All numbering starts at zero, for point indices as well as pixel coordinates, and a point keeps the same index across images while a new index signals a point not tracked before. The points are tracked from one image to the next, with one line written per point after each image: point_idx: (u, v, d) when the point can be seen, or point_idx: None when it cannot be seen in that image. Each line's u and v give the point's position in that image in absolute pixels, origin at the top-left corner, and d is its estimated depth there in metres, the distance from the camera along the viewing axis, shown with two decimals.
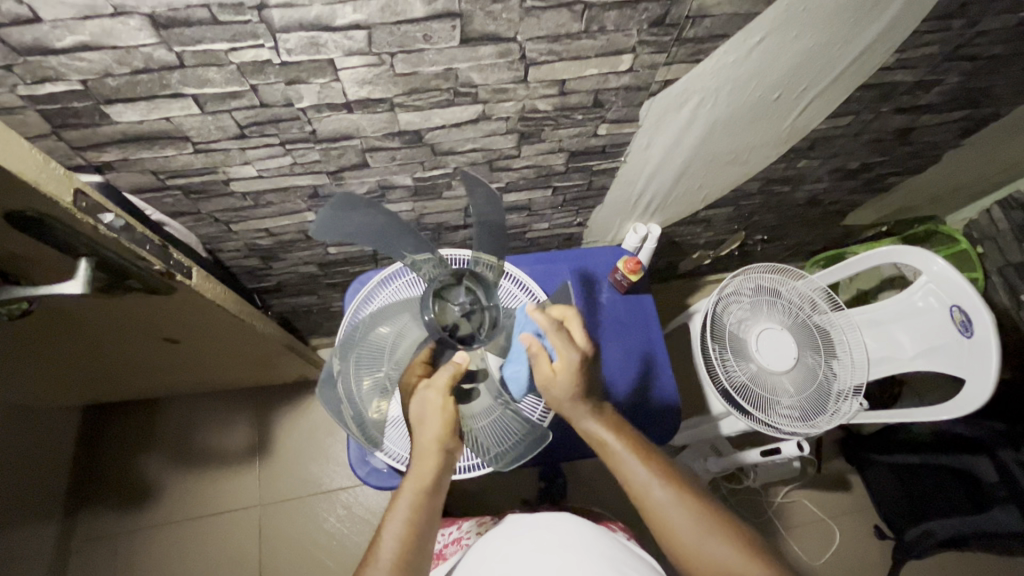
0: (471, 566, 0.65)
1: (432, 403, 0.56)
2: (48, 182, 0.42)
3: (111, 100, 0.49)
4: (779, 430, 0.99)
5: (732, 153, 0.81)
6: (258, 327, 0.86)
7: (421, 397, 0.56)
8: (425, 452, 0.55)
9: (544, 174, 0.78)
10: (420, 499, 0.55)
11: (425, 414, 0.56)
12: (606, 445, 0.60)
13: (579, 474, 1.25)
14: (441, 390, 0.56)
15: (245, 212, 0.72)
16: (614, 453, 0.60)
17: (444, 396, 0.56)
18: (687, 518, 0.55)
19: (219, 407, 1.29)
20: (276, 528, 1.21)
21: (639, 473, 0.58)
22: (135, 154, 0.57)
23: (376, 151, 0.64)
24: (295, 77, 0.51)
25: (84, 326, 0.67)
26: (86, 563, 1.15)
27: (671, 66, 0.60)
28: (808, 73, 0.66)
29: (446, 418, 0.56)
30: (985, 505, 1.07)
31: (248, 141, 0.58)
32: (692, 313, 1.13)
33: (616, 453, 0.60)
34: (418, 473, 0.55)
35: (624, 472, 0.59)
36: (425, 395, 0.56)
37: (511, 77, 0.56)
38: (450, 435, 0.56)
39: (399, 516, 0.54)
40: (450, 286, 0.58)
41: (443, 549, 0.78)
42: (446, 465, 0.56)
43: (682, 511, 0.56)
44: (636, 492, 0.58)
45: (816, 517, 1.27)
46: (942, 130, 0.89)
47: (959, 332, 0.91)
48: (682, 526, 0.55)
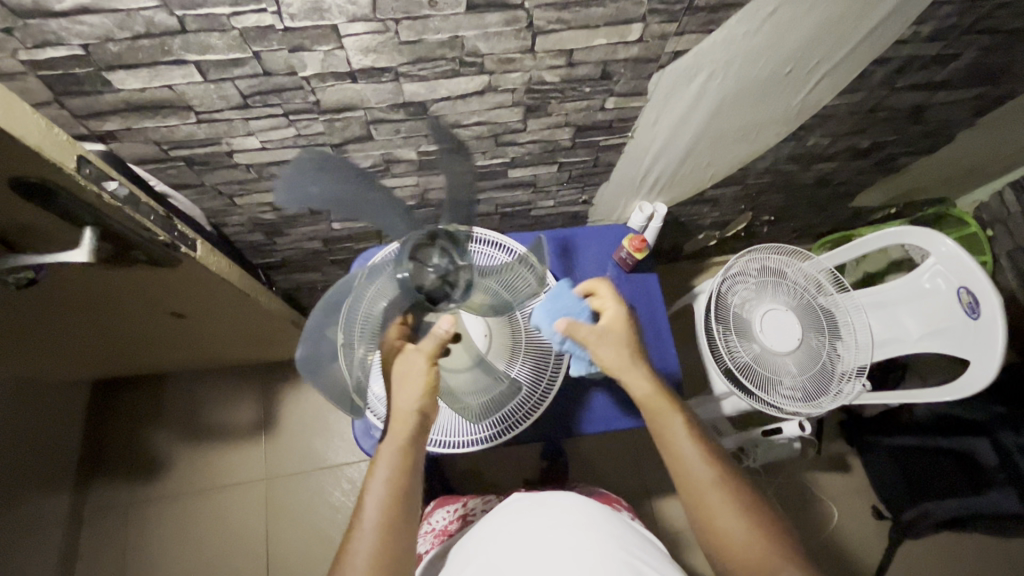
0: (473, 544, 0.66)
1: (417, 365, 0.57)
2: (51, 148, 0.42)
3: (113, 66, 0.49)
4: (781, 410, 0.99)
5: (741, 129, 0.80)
6: (263, 303, 0.86)
7: (403, 359, 0.57)
8: (405, 412, 0.57)
9: (549, 149, 0.77)
10: (400, 456, 0.56)
11: (407, 374, 0.57)
12: (659, 419, 0.62)
13: (581, 453, 1.26)
14: (431, 356, 0.57)
15: (249, 185, 0.71)
16: (667, 427, 0.61)
17: (429, 359, 0.57)
18: (728, 503, 0.56)
19: (225, 382, 1.30)
20: (282, 501, 1.23)
21: (689, 451, 0.59)
22: (138, 124, 0.57)
23: (380, 123, 0.63)
24: (298, 44, 0.50)
25: (90, 298, 0.68)
26: (98, 532, 1.18)
27: (681, 37, 0.59)
28: (822, 45, 0.65)
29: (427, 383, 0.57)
30: (985, 487, 1.09)
31: (251, 111, 0.58)
32: (696, 294, 1.12)
33: (668, 424, 0.61)
34: (397, 432, 0.57)
35: (671, 449, 0.60)
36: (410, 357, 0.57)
37: (518, 46, 0.55)
38: (428, 394, 0.58)
39: (381, 474, 0.56)
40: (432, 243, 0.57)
41: (447, 526, 0.80)
42: (424, 424, 0.58)
43: (724, 497, 0.56)
44: (682, 470, 0.59)
45: (814, 497, 1.29)
46: (956, 108, 0.87)
47: (966, 313, 0.91)
48: (722, 514, 0.55)
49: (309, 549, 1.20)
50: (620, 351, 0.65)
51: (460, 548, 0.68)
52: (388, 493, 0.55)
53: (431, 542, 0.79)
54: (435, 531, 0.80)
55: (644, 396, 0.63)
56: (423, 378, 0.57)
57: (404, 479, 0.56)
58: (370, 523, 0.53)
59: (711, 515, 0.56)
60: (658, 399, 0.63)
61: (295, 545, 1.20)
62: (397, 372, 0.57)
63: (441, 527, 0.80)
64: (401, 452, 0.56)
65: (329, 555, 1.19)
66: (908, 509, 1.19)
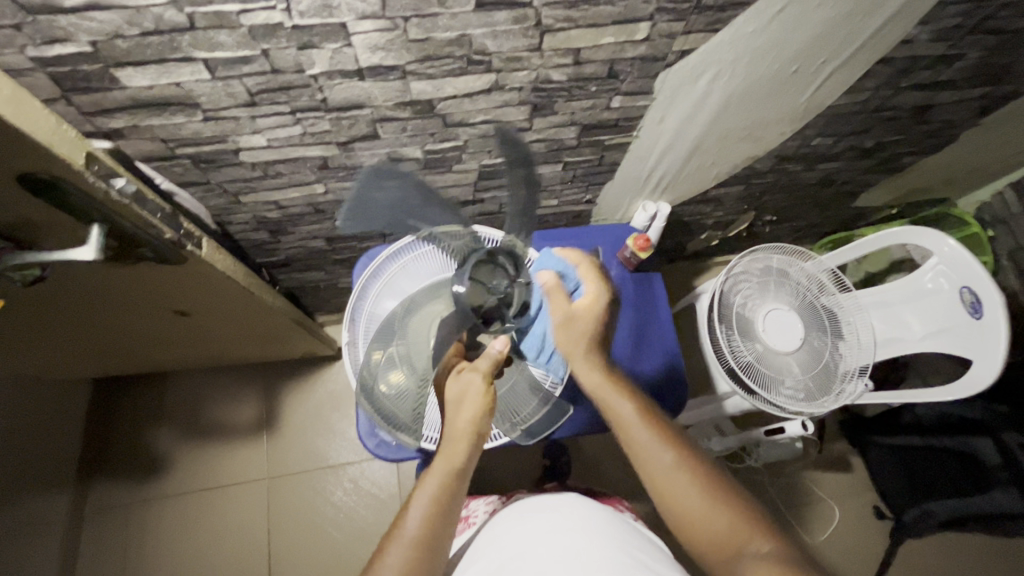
0: (478, 548, 0.66)
1: (475, 386, 0.57)
2: (60, 144, 0.42)
3: (121, 63, 0.49)
4: (783, 410, 0.99)
5: (747, 128, 0.80)
6: (267, 301, 0.86)
7: (464, 378, 0.57)
8: (461, 431, 0.56)
9: (554, 148, 0.77)
10: (447, 476, 0.55)
11: (465, 395, 0.57)
12: (613, 413, 0.62)
13: (583, 452, 1.26)
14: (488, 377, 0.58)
15: (254, 183, 0.71)
16: (620, 418, 0.61)
17: (486, 379, 0.57)
18: (690, 486, 0.56)
19: (226, 381, 1.30)
20: (283, 501, 1.23)
21: (643, 440, 0.59)
22: (145, 121, 0.57)
23: (387, 121, 0.63)
24: (307, 42, 0.50)
25: (94, 295, 0.67)
26: (99, 531, 1.17)
27: (688, 36, 0.59)
28: (828, 45, 0.65)
29: (481, 404, 0.57)
30: (987, 486, 1.08)
31: (258, 108, 0.57)
32: (699, 294, 1.13)
33: (621, 416, 0.61)
34: (448, 451, 0.56)
35: (628, 439, 0.60)
36: (471, 377, 0.57)
37: (526, 45, 0.55)
38: (485, 420, 0.57)
39: (427, 489, 0.55)
40: (484, 265, 0.57)
41: None
42: (477, 447, 0.57)
43: (685, 479, 0.56)
44: (641, 461, 0.58)
45: (815, 497, 1.29)
46: (960, 108, 0.87)
47: (969, 313, 0.91)
48: (684, 497, 0.55)
49: (310, 549, 1.20)
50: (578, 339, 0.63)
51: (467, 551, 0.68)
52: (430, 508, 0.54)
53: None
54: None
55: (597, 386, 0.63)
56: (481, 400, 0.57)
57: (447, 499, 0.55)
58: (407, 537, 0.52)
59: (673, 501, 0.56)
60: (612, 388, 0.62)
61: (295, 545, 1.20)
62: (452, 389, 0.58)
63: None
64: (448, 470, 0.55)
65: (330, 554, 1.19)
66: (910, 509, 1.17)
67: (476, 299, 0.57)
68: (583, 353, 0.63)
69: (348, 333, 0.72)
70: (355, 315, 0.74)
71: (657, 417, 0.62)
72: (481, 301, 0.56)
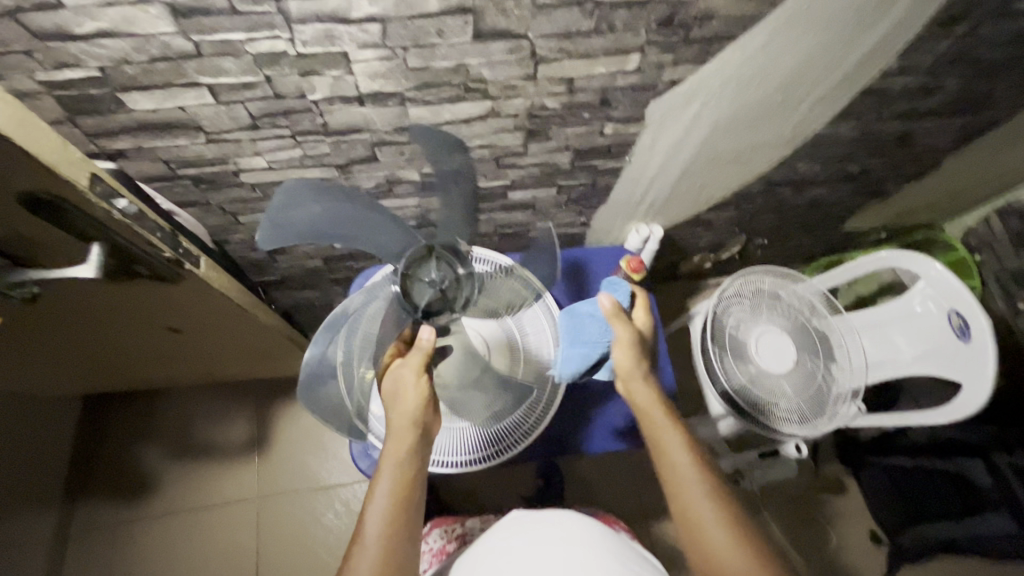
0: (468, 564, 0.65)
1: (407, 380, 0.58)
2: (67, 165, 0.43)
3: (128, 87, 0.50)
4: (778, 432, 1.00)
5: (736, 154, 0.82)
6: (263, 320, 0.86)
7: (397, 374, 0.59)
8: (399, 424, 0.57)
9: (549, 172, 0.78)
10: (399, 471, 0.56)
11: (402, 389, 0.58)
12: (656, 429, 0.63)
13: (578, 475, 1.25)
14: (418, 369, 0.59)
15: (253, 204, 0.72)
16: (662, 435, 0.62)
17: (419, 373, 0.58)
18: (717, 519, 0.56)
19: (218, 401, 1.29)
20: (273, 523, 1.21)
21: (684, 466, 0.60)
22: (148, 142, 0.58)
23: (385, 145, 0.65)
24: (309, 69, 0.52)
25: (90, 313, 0.68)
26: (82, 555, 1.15)
27: (678, 66, 0.61)
28: (811, 76, 0.67)
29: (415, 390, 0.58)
30: (979, 509, 1.12)
31: (260, 131, 0.59)
32: (693, 315, 1.13)
33: (665, 438, 0.62)
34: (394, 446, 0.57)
35: (665, 459, 0.61)
36: (401, 371, 0.59)
37: (521, 73, 0.57)
38: (424, 411, 0.58)
39: (382, 487, 0.55)
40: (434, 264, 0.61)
41: (443, 546, 0.79)
42: (421, 437, 0.58)
43: (718, 515, 0.56)
44: (676, 487, 0.59)
45: (813, 521, 1.28)
46: (941, 136, 0.90)
47: (957, 336, 0.92)
48: (715, 531, 0.55)
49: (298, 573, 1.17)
50: (630, 365, 0.66)
51: (460, 560, 0.68)
52: (391, 508, 0.54)
53: (428, 563, 0.78)
54: (432, 551, 0.79)
55: (647, 406, 0.64)
56: (416, 390, 0.58)
57: (405, 496, 0.55)
58: (370, 539, 0.53)
59: (703, 533, 0.56)
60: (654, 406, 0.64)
61: (284, 569, 1.17)
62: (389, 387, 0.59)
63: (437, 547, 0.79)
64: (398, 466, 0.56)
65: None
66: (906, 532, 1.18)
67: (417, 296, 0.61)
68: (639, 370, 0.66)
69: None
70: None
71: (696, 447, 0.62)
72: (425, 297, 0.60)
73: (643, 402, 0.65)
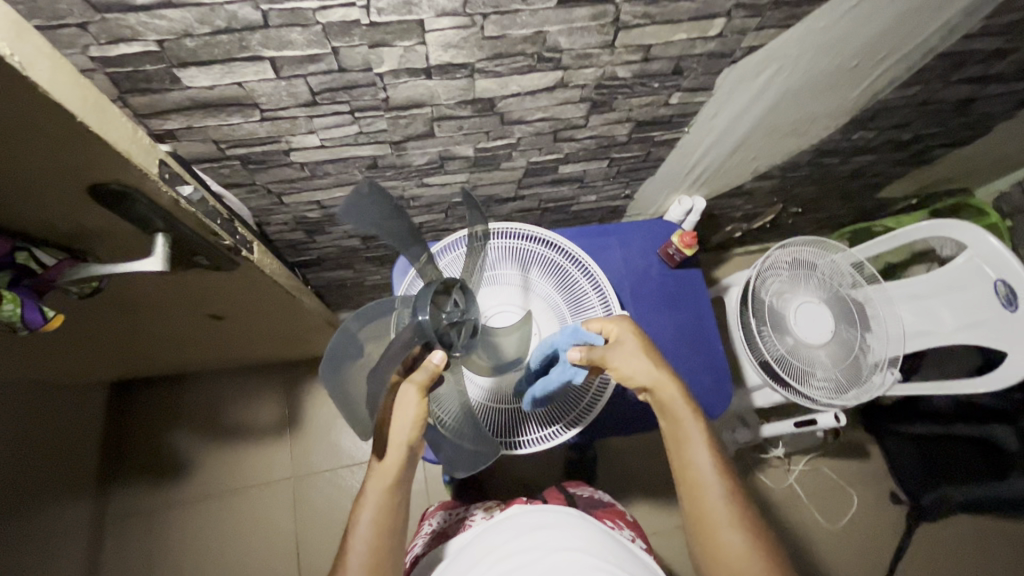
0: (474, 554, 0.65)
1: (410, 398, 0.56)
2: (138, 153, 0.40)
3: (185, 63, 0.46)
4: (815, 402, 1.01)
5: (795, 123, 0.79)
6: (307, 304, 0.84)
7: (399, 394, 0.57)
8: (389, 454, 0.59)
9: (604, 145, 0.75)
10: (385, 495, 0.61)
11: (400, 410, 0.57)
12: (679, 422, 0.63)
13: (609, 446, 1.27)
14: (421, 388, 0.56)
15: (300, 183, 0.69)
16: (685, 432, 0.62)
17: (423, 393, 0.56)
18: (734, 522, 0.57)
19: (246, 381, 1.28)
20: (311, 499, 1.22)
21: (705, 470, 0.60)
22: (200, 122, 0.53)
23: (445, 120, 0.61)
24: (380, 40, 0.48)
25: (138, 302, 0.65)
26: (122, 535, 1.16)
27: (760, 31, 0.57)
28: (891, 40, 0.64)
29: (417, 419, 0.57)
30: (1005, 473, 1.15)
31: (318, 108, 0.55)
32: (729, 287, 1.14)
33: (687, 437, 0.62)
34: (384, 471, 0.60)
35: (688, 453, 0.62)
36: (405, 391, 0.56)
37: (599, 41, 0.53)
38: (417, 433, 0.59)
39: (367, 511, 0.60)
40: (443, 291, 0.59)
41: (445, 528, 0.79)
42: (409, 460, 0.60)
43: (728, 518, 0.58)
44: (697, 485, 0.60)
45: (835, 483, 1.36)
46: (1000, 101, 0.87)
47: (1004, 306, 0.91)
48: (726, 530, 0.57)
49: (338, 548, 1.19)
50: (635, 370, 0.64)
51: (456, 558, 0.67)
52: (373, 532, 0.59)
53: (425, 544, 0.78)
54: (431, 533, 0.79)
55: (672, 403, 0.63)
56: (415, 410, 0.57)
57: (387, 519, 0.60)
58: (354, 562, 0.58)
59: (714, 531, 0.58)
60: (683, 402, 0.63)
61: (323, 546, 1.19)
62: (390, 402, 0.57)
63: (437, 529, 0.80)
64: (386, 490, 0.60)
65: None
66: (928, 494, 1.25)
67: (432, 322, 0.56)
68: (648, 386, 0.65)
69: None
70: None
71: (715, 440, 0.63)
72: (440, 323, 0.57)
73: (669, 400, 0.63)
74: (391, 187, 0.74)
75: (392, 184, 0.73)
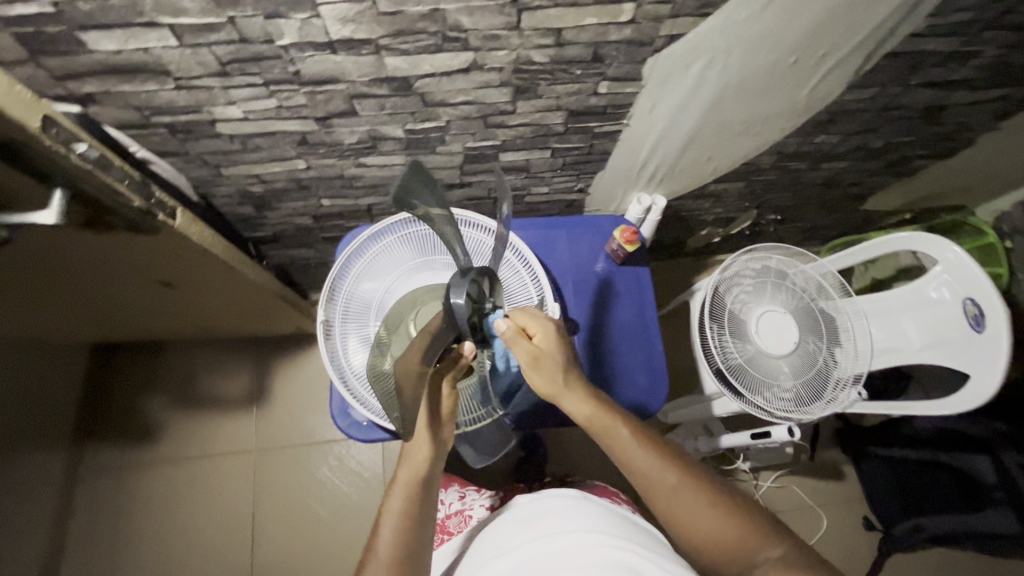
0: (484, 548, 0.65)
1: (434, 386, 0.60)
2: (16, 105, 0.42)
3: (86, 26, 0.48)
4: (771, 414, 0.98)
5: (746, 122, 0.77)
6: (253, 277, 0.86)
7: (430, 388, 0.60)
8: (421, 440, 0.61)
9: (540, 133, 0.74)
10: (414, 485, 0.61)
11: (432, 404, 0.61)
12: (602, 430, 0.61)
13: (568, 446, 1.26)
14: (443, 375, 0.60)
15: (235, 156, 0.71)
16: (612, 435, 0.61)
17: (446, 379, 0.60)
18: (698, 500, 0.57)
19: (218, 354, 1.31)
20: (269, 473, 1.25)
21: (649, 464, 0.59)
22: (117, 87, 0.56)
23: (365, 98, 0.62)
24: (274, 11, 0.49)
25: (70, 260, 0.68)
26: (89, 493, 1.20)
27: (676, 19, 0.56)
28: (828, 36, 0.62)
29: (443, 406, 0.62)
30: (982, 505, 1.09)
31: (231, 79, 0.56)
32: (694, 291, 1.11)
33: (620, 444, 0.61)
34: (417, 457, 0.62)
35: (629, 458, 0.60)
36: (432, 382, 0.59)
37: (503, 22, 0.53)
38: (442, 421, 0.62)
39: (396, 496, 0.61)
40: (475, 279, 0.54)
41: (445, 522, 0.80)
42: (438, 447, 0.62)
43: (691, 495, 0.57)
44: (648, 483, 0.59)
45: (806, 505, 1.30)
46: (978, 110, 0.83)
47: (970, 326, 0.87)
48: (694, 511, 0.56)
49: (291, 522, 1.22)
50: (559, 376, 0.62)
51: (472, 552, 0.67)
52: (400, 521, 0.59)
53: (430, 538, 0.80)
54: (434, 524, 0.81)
55: (591, 414, 0.62)
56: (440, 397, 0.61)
57: (416, 506, 0.60)
58: (384, 552, 0.58)
59: (686, 518, 0.56)
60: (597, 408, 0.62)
61: (278, 520, 1.22)
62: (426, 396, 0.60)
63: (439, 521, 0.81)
64: (415, 480, 0.61)
65: (311, 529, 1.21)
66: (901, 522, 1.18)
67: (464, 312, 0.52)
68: (564, 389, 0.62)
69: (325, 310, 0.77)
70: (333, 293, 0.78)
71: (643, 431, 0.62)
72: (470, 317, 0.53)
73: (584, 412, 0.62)
74: (329, 165, 0.76)
75: (329, 163, 0.75)
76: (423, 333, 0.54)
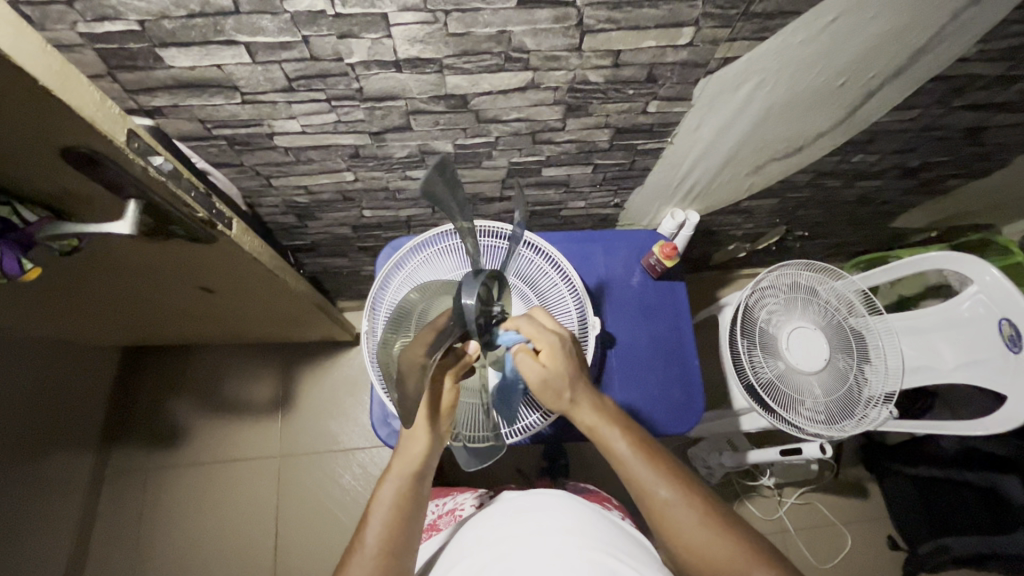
0: (465, 537, 0.65)
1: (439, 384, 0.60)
2: (104, 120, 0.43)
3: (165, 43, 0.49)
4: (801, 431, 0.97)
5: (787, 140, 0.77)
6: (292, 285, 0.87)
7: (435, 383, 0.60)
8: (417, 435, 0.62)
9: (585, 150, 0.75)
10: (407, 480, 0.61)
11: (430, 398, 0.61)
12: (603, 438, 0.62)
13: (592, 458, 1.26)
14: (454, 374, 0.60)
15: (287, 167, 0.72)
16: (611, 445, 0.61)
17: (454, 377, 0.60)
18: (691, 517, 0.56)
19: (245, 359, 1.32)
20: (294, 480, 1.25)
21: (645, 476, 0.58)
22: (185, 101, 0.57)
23: (421, 114, 0.63)
24: (348, 31, 0.50)
25: (124, 266, 0.69)
26: (116, 495, 1.21)
27: (733, 43, 0.57)
28: (878, 59, 0.62)
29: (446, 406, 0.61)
30: (1009, 527, 1.06)
31: (296, 94, 0.58)
32: (723, 306, 1.11)
33: (619, 454, 0.61)
34: (411, 452, 0.62)
35: (627, 469, 0.60)
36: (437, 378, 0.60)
37: (566, 44, 0.54)
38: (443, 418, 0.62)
39: (387, 491, 0.61)
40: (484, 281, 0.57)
41: (436, 520, 0.78)
42: (435, 445, 0.62)
43: (684, 511, 0.56)
44: (642, 495, 0.58)
45: (830, 522, 1.29)
46: (1015, 131, 0.83)
47: (1007, 347, 0.86)
48: (686, 528, 0.55)
49: (314, 530, 1.22)
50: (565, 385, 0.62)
51: (455, 541, 0.67)
52: (390, 517, 0.59)
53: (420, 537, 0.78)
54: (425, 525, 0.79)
55: (594, 423, 0.62)
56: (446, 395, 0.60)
57: (407, 503, 0.60)
58: (371, 548, 0.58)
59: (677, 534, 0.55)
60: (598, 417, 0.62)
61: (301, 527, 1.22)
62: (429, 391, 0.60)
63: (430, 521, 0.79)
64: (407, 476, 0.61)
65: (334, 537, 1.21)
66: (927, 542, 1.16)
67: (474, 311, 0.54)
68: (568, 401, 0.63)
69: (368, 322, 0.78)
70: (375, 304, 0.79)
71: (644, 443, 0.62)
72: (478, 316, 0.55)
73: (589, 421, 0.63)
74: (375, 178, 0.77)
75: (375, 175, 0.76)
76: (430, 326, 0.51)
